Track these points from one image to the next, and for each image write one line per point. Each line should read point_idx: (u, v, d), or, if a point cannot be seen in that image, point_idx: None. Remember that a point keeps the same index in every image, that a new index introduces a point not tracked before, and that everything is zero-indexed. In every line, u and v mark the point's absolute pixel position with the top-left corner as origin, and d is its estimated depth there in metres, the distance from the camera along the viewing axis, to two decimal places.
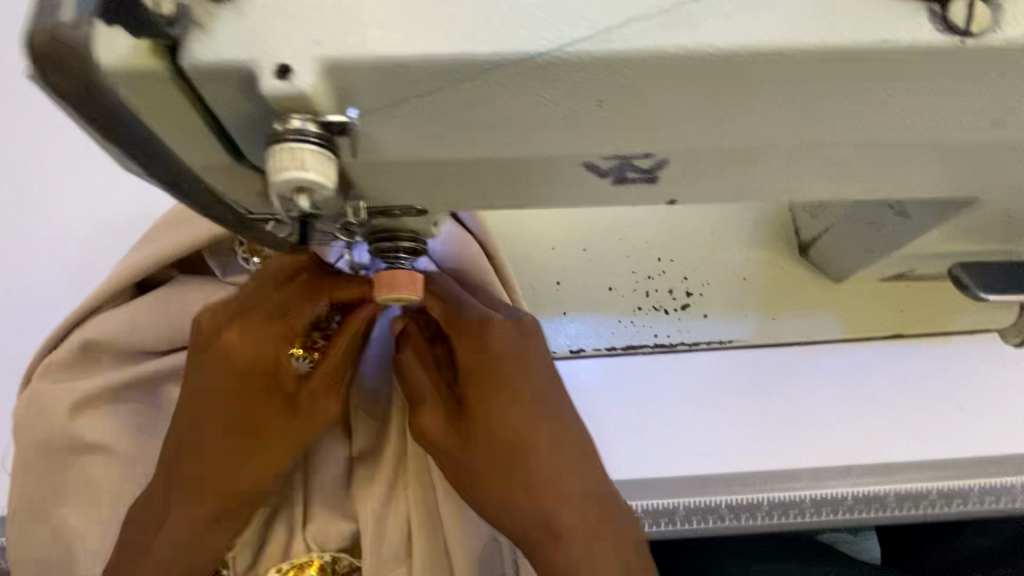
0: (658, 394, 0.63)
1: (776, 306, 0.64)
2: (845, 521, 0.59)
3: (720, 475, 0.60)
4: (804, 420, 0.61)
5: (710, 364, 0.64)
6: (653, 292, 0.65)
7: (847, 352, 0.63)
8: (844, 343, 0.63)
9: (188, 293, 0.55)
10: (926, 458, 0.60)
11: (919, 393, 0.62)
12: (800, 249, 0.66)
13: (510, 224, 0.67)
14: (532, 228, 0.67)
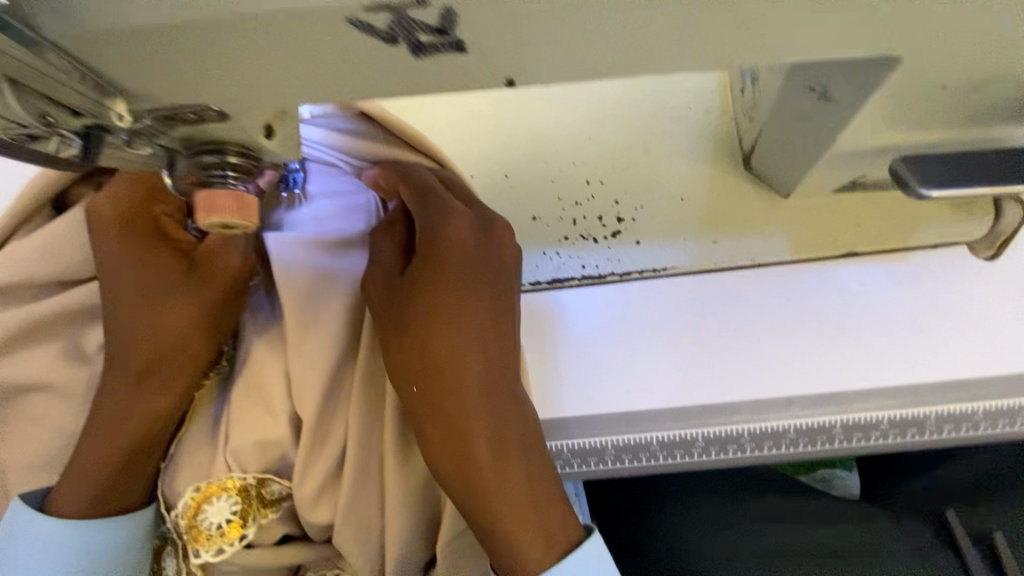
0: (591, 329, 0.57)
1: (716, 227, 0.59)
2: (788, 455, 0.55)
3: (652, 413, 0.55)
4: (749, 350, 0.56)
5: (652, 293, 0.58)
6: (581, 219, 0.60)
7: (798, 272, 0.57)
8: (795, 264, 0.57)
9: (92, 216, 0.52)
10: (885, 385, 0.54)
11: (881, 316, 0.56)
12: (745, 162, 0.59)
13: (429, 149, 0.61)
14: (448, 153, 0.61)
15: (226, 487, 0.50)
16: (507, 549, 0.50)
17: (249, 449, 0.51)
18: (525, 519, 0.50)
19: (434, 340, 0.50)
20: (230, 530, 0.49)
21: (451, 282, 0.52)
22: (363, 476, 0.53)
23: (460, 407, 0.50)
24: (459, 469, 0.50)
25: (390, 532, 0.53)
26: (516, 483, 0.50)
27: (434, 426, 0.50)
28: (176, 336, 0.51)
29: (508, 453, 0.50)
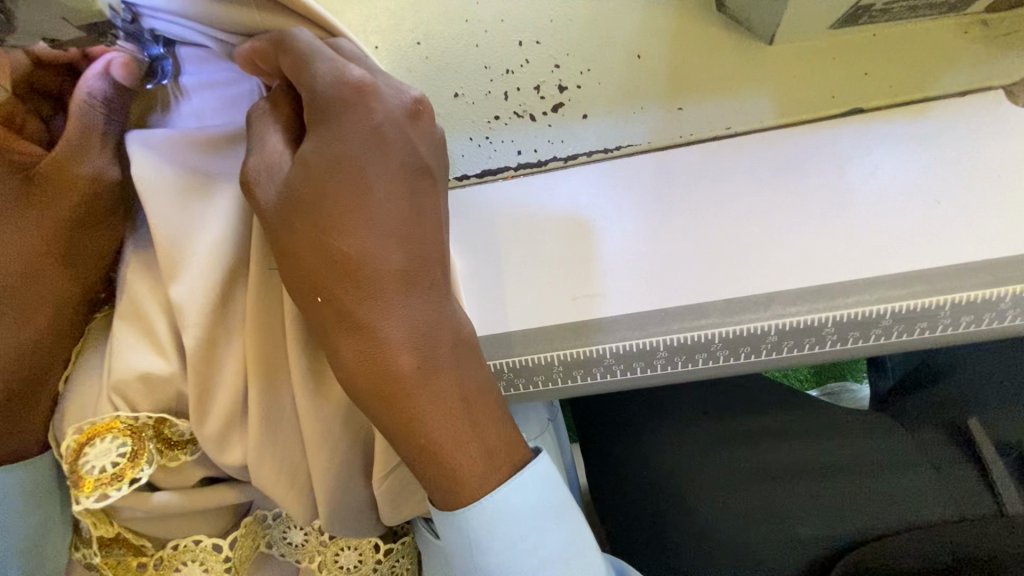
0: (531, 226, 0.48)
1: (682, 90, 0.48)
2: (769, 363, 0.46)
3: (622, 319, 0.46)
4: (720, 237, 0.46)
5: (604, 178, 0.48)
6: (514, 92, 0.49)
7: (786, 137, 0.47)
8: (782, 127, 0.48)
9: None
10: (890, 272, 0.44)
11: (886, 186, 0.45)
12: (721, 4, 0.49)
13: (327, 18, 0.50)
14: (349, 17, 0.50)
15: (112, 427, 0.44)
16: (441, 473, 0.42)
17: (142, 378, 0.45)
18: (463, 439, 0.42)
19: (342, 232, 0.41)
20: (121, 472, 0.43)
21: (359, 163, 0.41)
22: (276, 406, 0.47)
23: (377, 312, 0.42)
24: (379, 385, 0.42)
25: (314, 466, 0.48)
26: (450, 399, 0.42)
27: (348, 335, 0.42)
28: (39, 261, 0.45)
29: (438, 364, 0.42)
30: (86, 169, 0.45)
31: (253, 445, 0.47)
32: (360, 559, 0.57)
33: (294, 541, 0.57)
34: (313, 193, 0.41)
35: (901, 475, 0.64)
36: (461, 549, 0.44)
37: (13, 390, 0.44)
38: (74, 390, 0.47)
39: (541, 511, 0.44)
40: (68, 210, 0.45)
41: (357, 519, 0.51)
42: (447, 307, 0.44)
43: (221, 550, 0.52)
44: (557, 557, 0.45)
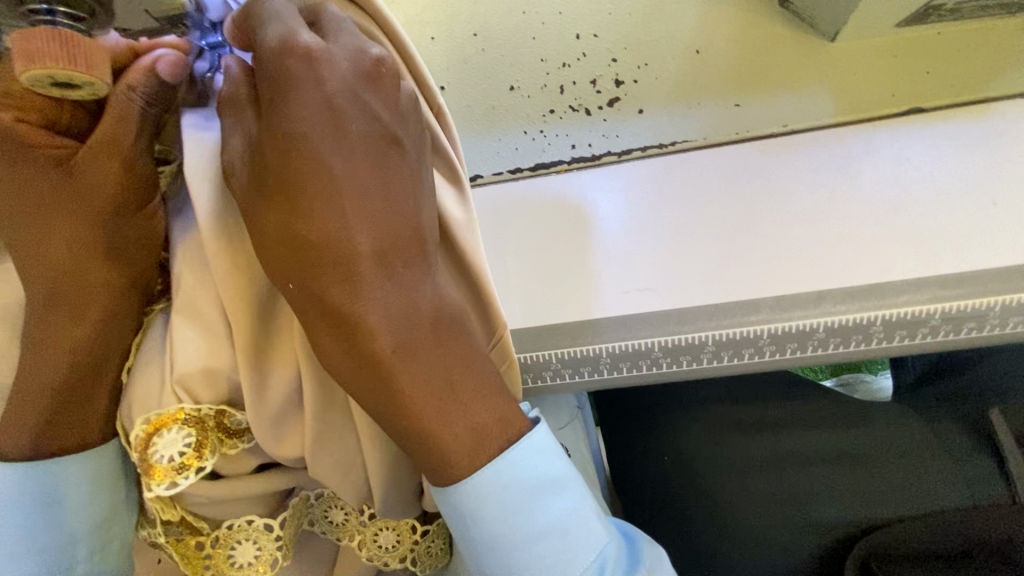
0: (556, 214, 0.50)
1: (739, 88, 0.52)
2: (814, 359, 0.47)
3: (619, 320, 0.47)
4: (769, 232, 0.47)
5: (628, 173, 0.50)
6: (570, 87, 0.53)
7: (844, 137, 0.48)
8: (843, 126, 0.49)
9: None
10: (943, 273, 0.44)
11: (943, 186, 0.46)
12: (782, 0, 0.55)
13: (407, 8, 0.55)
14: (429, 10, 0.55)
15: (177, 418, 0.46)
16: (427, 455, 0.41)
17: (202, 367, 0.46)
18: (449, 420, 0.41)
19: (309, 212, 0.39)
20: (187, 462, 0.45)
21: (310, 137, 0.38)
22: (332, 395, 0.49)
23: (353, 296, 0.39)
24: (360, 369, 0.40)
25: (367, 452, 0.50)
26: (433, 380, 0.41)
27: (323, 321, 0.40)
28: (91, 262, 0.46)
29: (419, 347, 0.40)
30: (117, 160, 0.44)
31: (310, 432, 0.48)
32: (399, 540, 0.59)
33: (335, 519, 0.60)
34: (275, 170, 0.39)
35: (912, 465, 0.64)
36: (458, 523, 0.43)
37: (70, 378, 0.46)
38: (133, 382, 0.48)
39: (536, 484, 0.43)
40: (103, 205, 0.44)
41: (403, 504, 0.53)
42: (426, 284, 0.41)
43: (272, 529, 0.54)
44: (556, 527, 0.43)
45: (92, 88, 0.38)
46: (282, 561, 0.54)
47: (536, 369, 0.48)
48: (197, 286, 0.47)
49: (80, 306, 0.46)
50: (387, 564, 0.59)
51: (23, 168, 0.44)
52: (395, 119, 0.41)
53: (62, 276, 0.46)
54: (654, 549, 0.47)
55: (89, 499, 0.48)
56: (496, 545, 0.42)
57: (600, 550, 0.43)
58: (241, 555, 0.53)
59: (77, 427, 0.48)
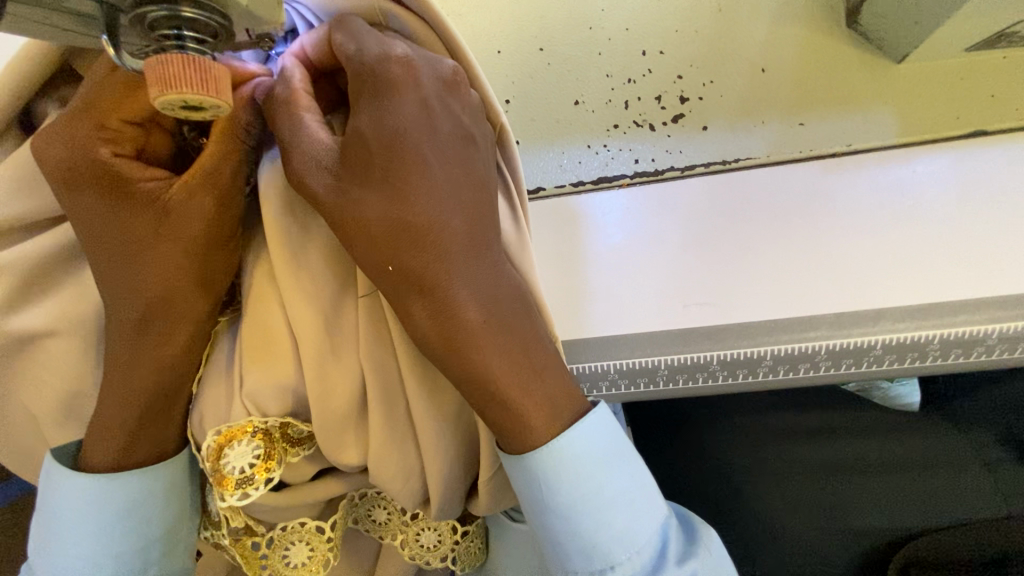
0: (599, 216, 0.54)
1: (804, 107, 0.55)
2: (871, 375, 0.47)
3: (660, 333, 0.49)
4: (829, 248, 0.48)
5: (672, 196, 0.53)
6: (635, 102, 0.57)
7: (903, 159, 0.51)
8: (903, 148, 0.52)
9: (60, 150, 0.44)
10: (1001, 294, 0.45)
11: (1005, 207, 0.47)
12: (849, 20, 0.57)
13: (478, 31, 0.59)
14: (499, 28, 0.59)
15: (247, 431, 0.48)
16: (508, 421, 0.45)
17: (273, 375, 0.49)
18: (528, 387, 0.45)
19: (406, 205, 0.43)
20: (256, 473, 0.47)
21: (406, 134, 0.43)
22: (393, 405, 0.51)
23: (445, 278, 0.44)
24: (451, 341, 0.44)
25: (426, 461, 0.51)
26: (515, 352, 0.45)
27: (416, 299, 0.44)
28: (179, 288, 0.47)
29: (503, 322, 0.45)
30: (216, 194, 0.46)
31: (371, 439, 0.50)
32: (439, 539, 0.60)
33: (378, 518, 0.61)
34: (374, 164, 0.43)
35: (946, 473, 0.66)
36: (532, 492, 0.46)
37: (155, 397, 0.49)
38: (205, 392, 0.51)
39: (602, 459, 0.46)
40: (196, 236, 0.46)
41: (455, 508, 0.55)
42: (503, 268, 0.46)
43: (324, 531, 0.55)
44: (623, 497, 0.47)
45: (217, 113, 0.35)
46: (334, 560, 0.56)
47: (591, 379, 0.50)
48: (270, 299, 0.50)
49: (165, 327, 0.48)
50: (428, 562, 0.60)
51: (118, 200, 0.45)
52: (473, 121, 0.46)
53: (150, 299, 0.47)
54: (708, 529, 0.50)
55: (162, 505, 0.51)
56: (566, 513, 0.46)
57: (660, 522, 0.48)
58: (295, 555, 0.54)
59: (151, 437, 0.51)
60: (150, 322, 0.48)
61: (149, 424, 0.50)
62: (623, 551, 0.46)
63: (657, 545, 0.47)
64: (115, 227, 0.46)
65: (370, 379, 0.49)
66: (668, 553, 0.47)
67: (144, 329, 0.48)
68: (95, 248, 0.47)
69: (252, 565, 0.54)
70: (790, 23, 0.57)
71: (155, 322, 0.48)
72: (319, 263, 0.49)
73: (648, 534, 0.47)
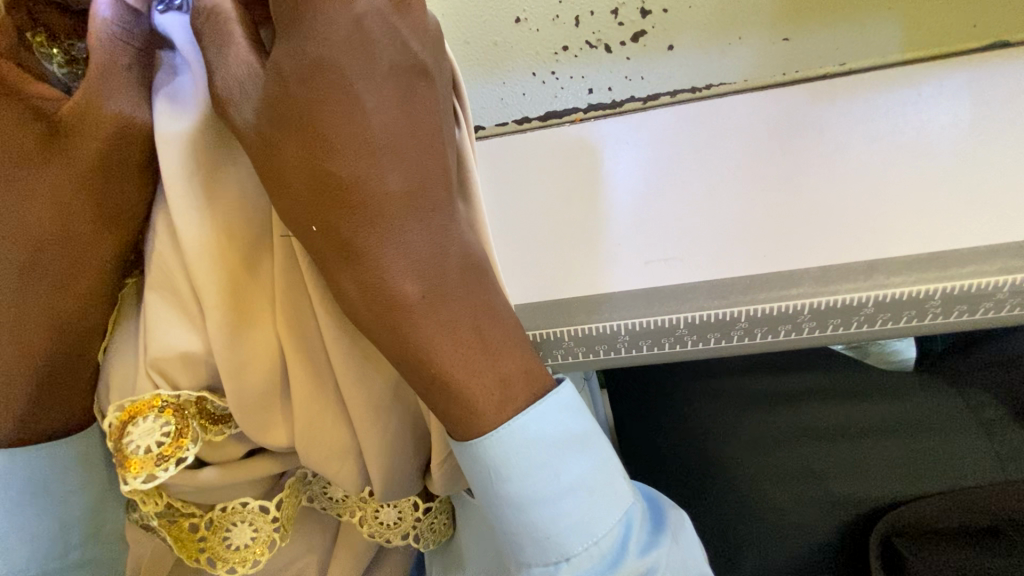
0: (567, 159, 0.51)
1: (795, 15, 0.48)
2: (863, 336, 0.45)
3: (620, 297, 0.47)
4: (820, 199, 0.46)
5: (638, 130, 0.50)
6: (586, 17, 0.49)
7: (906, 77, 0.48)
8: (904, 68, 0.48)
9: None
10: (1016, 240, 0.43)
11: (1015, 138, 0.45)
12: None
13: None
14: None
15: (153, 406, 0.42)
16: (453, 407, 0.39)
17: (182, 343, 0.43)
18: (476, 367, 0.38)
19: (336, 151, 0.36)
20: (165, 452, 0.41)
21: (331, 65, 0.35)
22: (322, 379, 0.45)
23: (378, 240, 0.37)
24: (385, 314, 0.37)
25: (362, 440, 0.46)
26: (461, 328, 0.38)
27: (344, 266, 0.37)
28: (75, 227, 0.40)
29: (447, 294, 0.38)
30: (110, 109, 0.39)
31: (301, 413, 0.45)
32: (400, 516, 0.54)
33: (334, 495, 0.54)
34: (294, 104, 0.35)
35: (949, 436, 0.59)
36: (482, 478, 0.41)
37: (51, 357, 0.41)
38: (111, 364, 0.44)
39: (564, 439, 0.41)
40: (93, 163, 0.40)
41: (402, 489, 0.49)
42: (453, 228, 0.39)
43: (268, 511, 0.50)
44: (582, 486, 0.41)
45: None
46: (281, 542, 0.50)
47: (549, 346, 0.48)
48: (173, 261, 0.43)
49: (55, 279, 0.40)
50: (387, 541, 0.54)
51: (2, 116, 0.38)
52: (426, 53, 0.38)
53: (37, 242, 0.40)
54: (677, 514, 0.46)
55: (75, 489, 0.45)
56: (519, 501, 0.40)
57: (624, 511, 0.42)
58: (237, 537, 0.49)
59: (48, 415, 0.43)
60: (38, 263, 0.40)
61: (49, 388, 0.42)
62: (580, 543, 0.41)
63: (619, 536, 0.42)
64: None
65: (298, 342, 0.44)
66: (630, 546, 0.41)
67: (27, 282, 0.40)
68: None
69: (189, 554, 0.49)
70: None
71: (42, 273, 0.40)
72: (231, 211, 0.42)
73: (608, 527, 0.41)
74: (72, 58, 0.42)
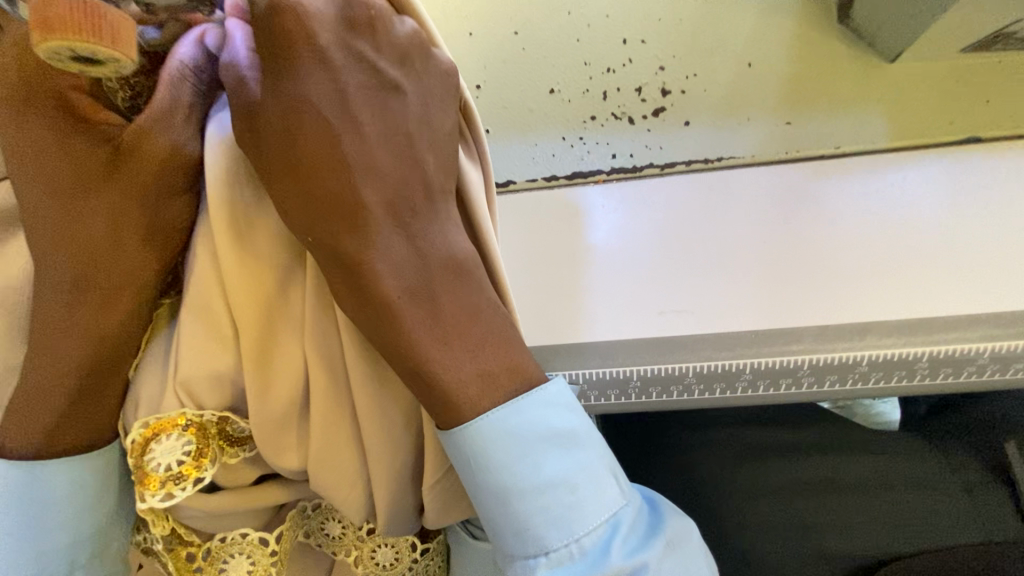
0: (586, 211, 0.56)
1: (793, 109, 0.56)
2: (858, 392, 0.49)
3: (633, 343, 0.50)
4: (818, 261, 0.50)
5: (651, 192, 0.55)
6: (614, 94, 0.58)
7: (891, 161, 0.54)
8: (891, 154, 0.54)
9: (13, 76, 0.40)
10: (995, 309, 0.47)
11: (990, 220, 0.50)
12: (838, 21, 0.57)
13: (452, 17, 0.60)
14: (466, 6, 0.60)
15: (178, 424, 0.43)
16: (436, 402, 0.40)
17: (213, 364, 0.44)
18: (460, 359, 0.41)
19: (318, 167, 0.39)
20: (184, 472, 0.42)
21: (304, 89, 0.38)
22: (341, 407, 0.46)
23: (363, 246, 0.39)
24: (370, 315, 0.39)
25: (375, 470, 0.47)
26: (444, 322, 0.40)
27: (335, 271, 0.40)
28: (124, 245, 0.43)
29: (430, 293, 0.41)
30: (167, 142, 0.43)
31: (320, 437, 0.46)
32: (397, 557, 0.53)
33: (332, 532, 0.54)
34: (283, 123, 0.39)
35: (935, 489, 0.62)
36: (468, 472, 0.42)
37: (83, 369, 0.43)
38: (140, 383, 0.45)
39: (550, 435, 0.42)
40: (146, 185, 0.43)
41: (405, 523, 0.50)
42: (435, 233, 0.41)
43: (267, 543, 0.50)
44: (564, 482, 0.42)
45: (115, 66, 0.35)
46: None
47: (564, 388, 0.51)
48: (209, 285, 0.44)
49: (99, 294, 0.43)
50: None
51: (70, 140, 0.42)
52: (402, 72, 0.41)
53: (87, 257, 0.42)
54: (681, 521, 0.46)
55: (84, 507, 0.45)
56: (502, 495, 0.41)
57: (611, 512, 0.43)
58: (234, 569, 0.49)
59: (73, 429, 0.44)
60: (85, 277, 0.42)
61: (77, 402, 0.43)
62: (560, 539, 0.41)
63: (605, 534, 0.42)
64: (60, 171, 0.42)
65: (321, 370, 0.45)
66: (615, 547, 0.42)
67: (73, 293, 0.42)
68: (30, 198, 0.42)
69: None
70: (779, 24, 0.58)
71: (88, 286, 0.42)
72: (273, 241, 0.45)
73: (593, 525, 0.42)
74: (136, 94, 0.45)
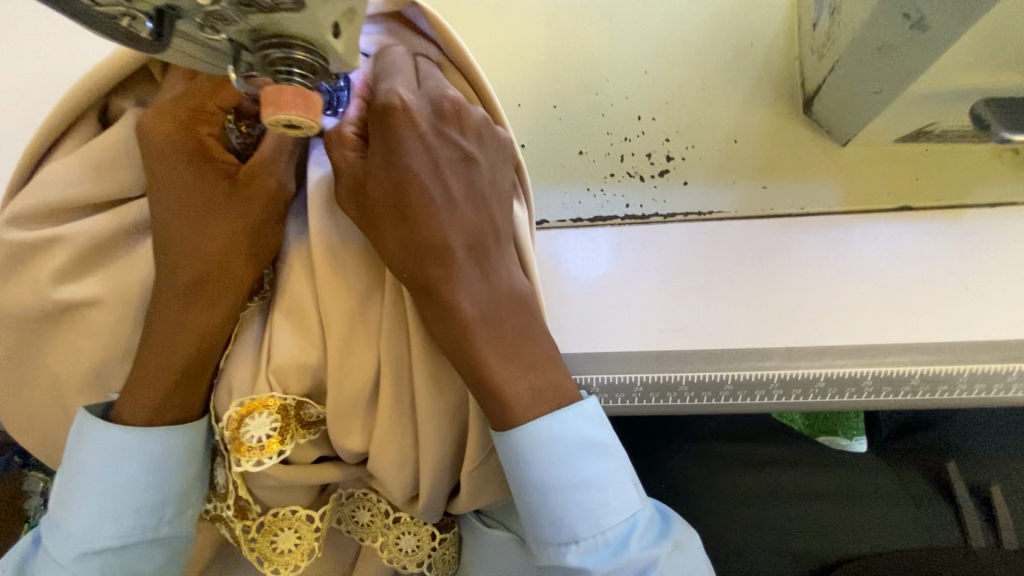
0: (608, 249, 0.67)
1: (769, 174, 0.69)
2: (817, 403, 0.59)
3: (637, 356, 0.61)
4: (788, 297, 0.62)
5: (661, 236, 0.67)
6: (628, 157, 0.71)
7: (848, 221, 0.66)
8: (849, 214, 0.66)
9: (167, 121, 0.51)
10: (924, 340, 0.59)
11: (925, 272, 0.62)
12: (804, 107, 0.71)
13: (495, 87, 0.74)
14: (508, 79, 0.74)
15: (267, 404, 0.53)
16: (497, 409, 0.51)
17: (297, 357, 0.54)
18: (517, 374, 0.52)
19: (416, 220, 0.50)
20: (271, 444, 0.52)
21: (408, 160, 0.50)
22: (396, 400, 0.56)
23: (448, 283, 0.50)
24: (451, 338, 0.50)
25: (420, 453, 0.56)
26: (506, 346, 0.52)
27: (424, 301, 0.51)
28: (235, 260, 0.53)
29: (495, 322, 0.52)
30: (275, 180, 0.54)
31: (378, 423, 0.56)
32: (418, 544, 0.62)
33: (360, 521, 0.62)
34: (391, 185, 0.50)
35: (902, 512, 0.71)
36: (514, 466, 0.51)
37: (193, 356, 0.53)
38: (232, 369, 0.55)
39: (582, 443, 0.52)
40: (256, 214, 0.53)
41: (440, 503, 0.59)
42: (500, 276, 0.53)
43: (312, 521, 0.59)
44: (593, 484, 0.52)
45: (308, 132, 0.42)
46: (318, 552, 0.58)
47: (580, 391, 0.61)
48: (300, 293, 0.55)
49: (211, 297, 0.53)
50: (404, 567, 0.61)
51: (202, 177, 0.53)
52: (477, 145, 0.53)
53: (206, 269, 0.53)
54: (685, 530, 0.55)
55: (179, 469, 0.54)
56: (542, 488, 0.51)
57: (630, 513, 0.52)
58: (283, 542, 0.57)
59: (178, 402, 0.54)
60: (202, 284, 0.53)
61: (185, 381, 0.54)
62: (587, 530, 0.51)
63: (625, 530, 0.52)
64: (192, 198, 0.53)
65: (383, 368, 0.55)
66: (632, 543, 0.51)
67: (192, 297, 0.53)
68: (164, 220, 0.53)
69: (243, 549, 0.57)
70: (760, 108, 0.71)
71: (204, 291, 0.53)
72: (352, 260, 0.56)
73: (615, 523, 0.51)
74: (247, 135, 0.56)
